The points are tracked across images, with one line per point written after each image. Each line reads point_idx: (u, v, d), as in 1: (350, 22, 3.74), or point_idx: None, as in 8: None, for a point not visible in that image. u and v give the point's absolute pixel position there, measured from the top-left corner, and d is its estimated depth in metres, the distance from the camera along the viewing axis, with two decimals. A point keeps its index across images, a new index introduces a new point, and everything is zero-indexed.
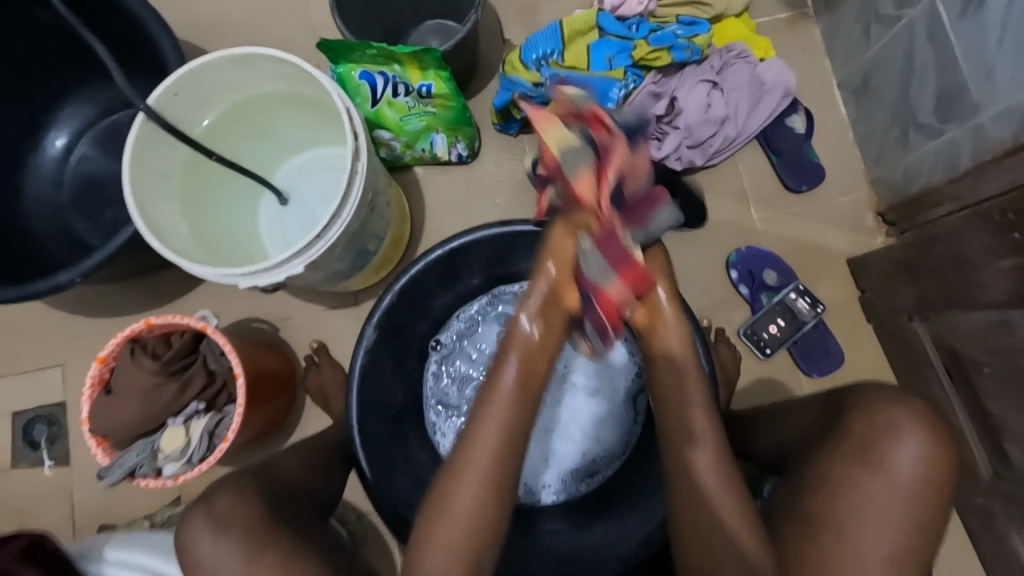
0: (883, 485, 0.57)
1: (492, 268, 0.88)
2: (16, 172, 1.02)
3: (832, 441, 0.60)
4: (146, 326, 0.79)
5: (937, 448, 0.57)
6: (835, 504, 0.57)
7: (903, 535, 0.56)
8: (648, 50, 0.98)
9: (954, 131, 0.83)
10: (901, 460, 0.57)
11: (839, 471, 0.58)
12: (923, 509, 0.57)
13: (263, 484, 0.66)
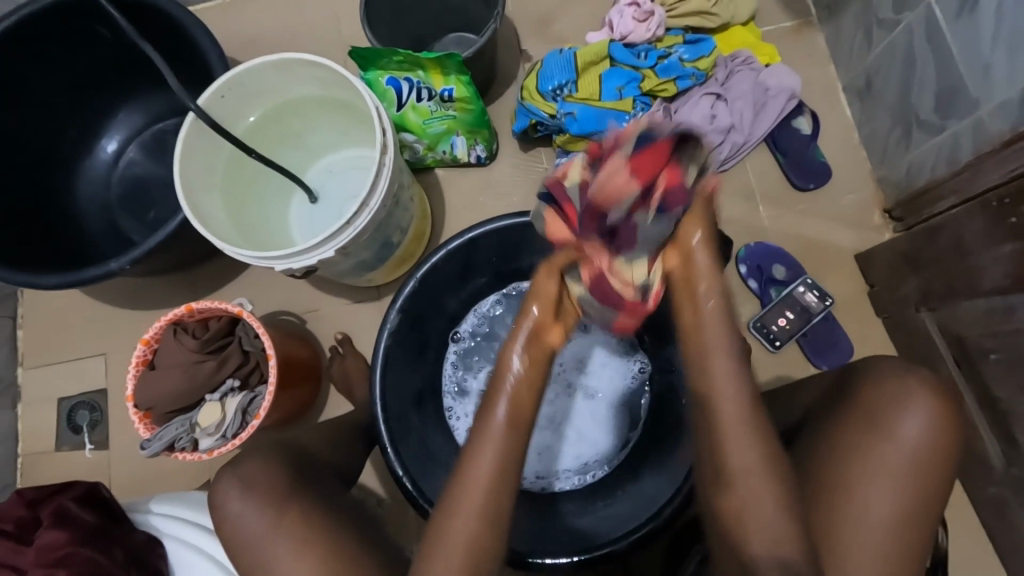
0: (891, 448, 0.59)
1: (501, 267, 0.92)
2: (72, 174, 1.11)
3: (843, 409, 0.63)
4: (188, 310, 0.85)
5: (943, 416, 0.60)
6: (844, 467, 0.60)
7: (909, 498, 0.59)
8: (656, 82, 1.03)
9: (954, 127, 0.86)
10: (908, 426, 0.60)
11: (849, 437, 0.61)
12: (931, 474, 0.59)
13: (292, 450, 0.71)
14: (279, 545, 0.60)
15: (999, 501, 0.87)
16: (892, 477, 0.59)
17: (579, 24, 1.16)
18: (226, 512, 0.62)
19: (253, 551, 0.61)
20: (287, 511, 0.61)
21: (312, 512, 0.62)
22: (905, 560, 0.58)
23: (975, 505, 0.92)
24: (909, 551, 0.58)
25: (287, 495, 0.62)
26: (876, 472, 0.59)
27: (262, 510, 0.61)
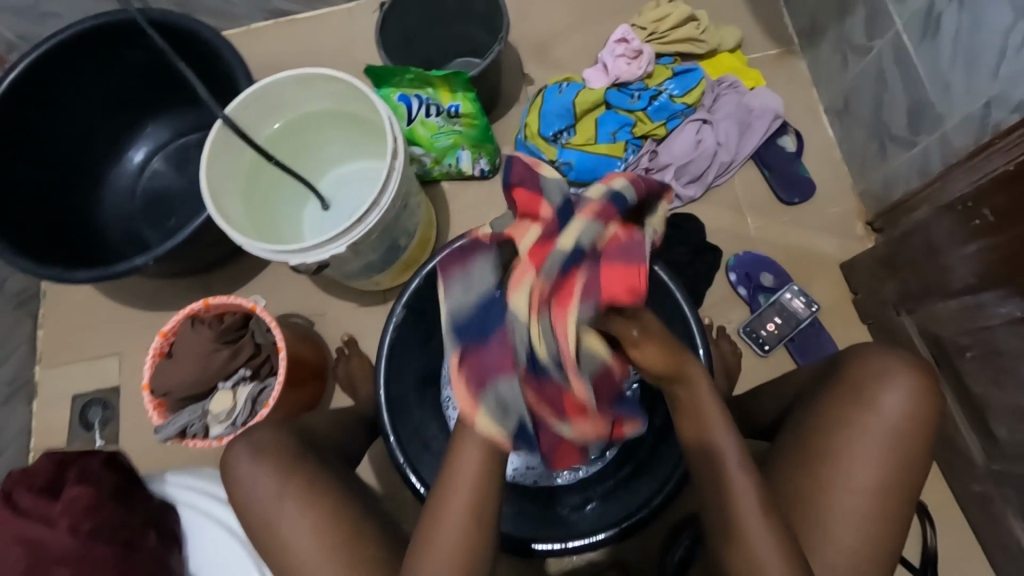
0: (872, 421, 0.64)
1: None
2: (100, 183, 1.18)
3: (831, 386, 0.67)
4: (205, 305, 0.90)
5: (919, 392, 0.64)
6: (829, 439, 0.64)
7: (889, 467, 0.63)
8: (648, 125, 1.11)
9: (924, 140, 0.92)
10: (887, 402, 0.64)
11: (834, 410, 0.65)
12: (910, 447, 0.63)
13: (300, 429, 0.74)
14: (287, 511, 0.64)
15: (984, 498, 0.90)
16: (873, 448, 0.63)
17: (577, 50, 1.25)
18: (238, 477, 0.66)
19: (264, 515, 0.65)
20: (295, 479, 0.65)
21: (319, 482, 0.66)
22: (887, 527, 0.62)
23: (962, 505, 0.95)
24: (890, 518, 0.62)
25: (295, 465, 0.66)
26: (860, 443, 0.63)
27: (269, 477, 0.65)
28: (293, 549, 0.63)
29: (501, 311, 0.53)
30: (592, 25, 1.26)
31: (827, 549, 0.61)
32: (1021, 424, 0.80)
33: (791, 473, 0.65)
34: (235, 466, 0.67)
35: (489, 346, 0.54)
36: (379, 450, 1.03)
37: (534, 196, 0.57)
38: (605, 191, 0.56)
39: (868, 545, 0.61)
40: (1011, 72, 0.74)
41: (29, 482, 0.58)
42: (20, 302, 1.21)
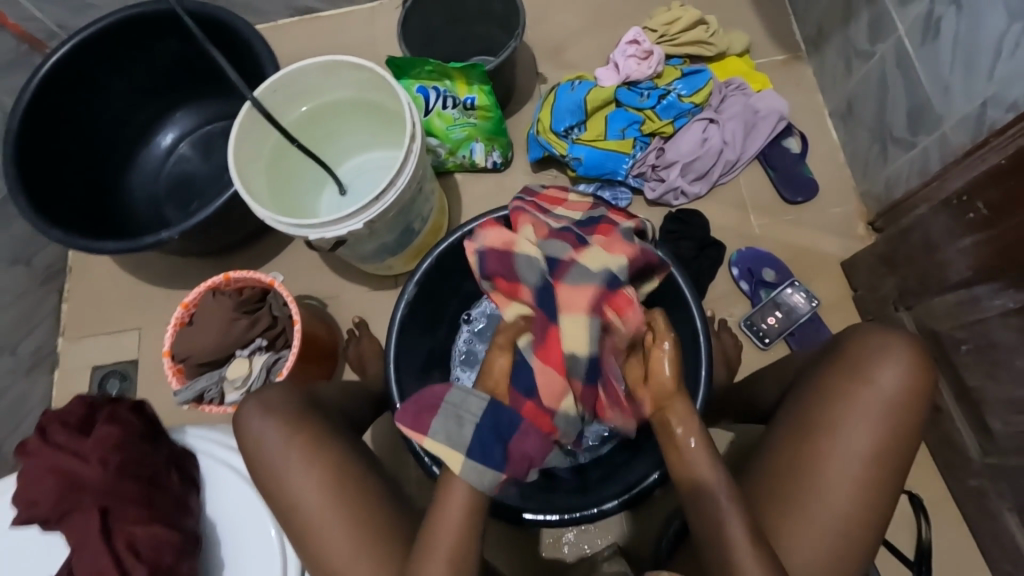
0: (870, 394, 0.66)
1: None
2: (130, 165, 1.24)
3: (831, 362, 0.70)
4: (225, 279, 0.94)
5: (914, 369, 0.66)
6: (827, 410, 0.67)
7: (883, 437, 0.65)
8: (657, 123, 1.14)
9: (924, 141, 0.95)
10: (883, 377, 0.66)
11: (833, 384, 0.68)
12: (905, 421, 0.66)
13: (312, 393, 0.77)
14: (293, 465, 0.66)
15: (980, 492, 0.91)
16: (869, 420, 0.65)
17: (590, 51, 1.29)
18: (248, 432, 0.68)
19: (271, 470, 0.66)
20: (299, 437, 0.67)
21: (328, 438, 0.68)
22: (877, 494, 0.64)
23: (958, 501, 0.96)
24: (881, 487, 0.64)
25: (300, 421, 0.69)
26: (858, 414, 0.66)
27: (278, 432, 0.67)
28: (297, 500, 0.65)
29: (517, 415, 0.61)
30: (605, 28, 1.30)
31: (819, 511, 0.64)
32: (1014, 415, 0.81)
33: (790, 442, 0.68)
34: (245, 422, 0.69)
35: (516, 441, 0.61)
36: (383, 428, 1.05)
37: (515, 282, 0.66)
38: (598, 270, 0.63)
39: (861, 510, 0.64)
40: (1007, 72, 0.77)
41: (63, 417, 0.60)
42: (48, 276, 1.24)
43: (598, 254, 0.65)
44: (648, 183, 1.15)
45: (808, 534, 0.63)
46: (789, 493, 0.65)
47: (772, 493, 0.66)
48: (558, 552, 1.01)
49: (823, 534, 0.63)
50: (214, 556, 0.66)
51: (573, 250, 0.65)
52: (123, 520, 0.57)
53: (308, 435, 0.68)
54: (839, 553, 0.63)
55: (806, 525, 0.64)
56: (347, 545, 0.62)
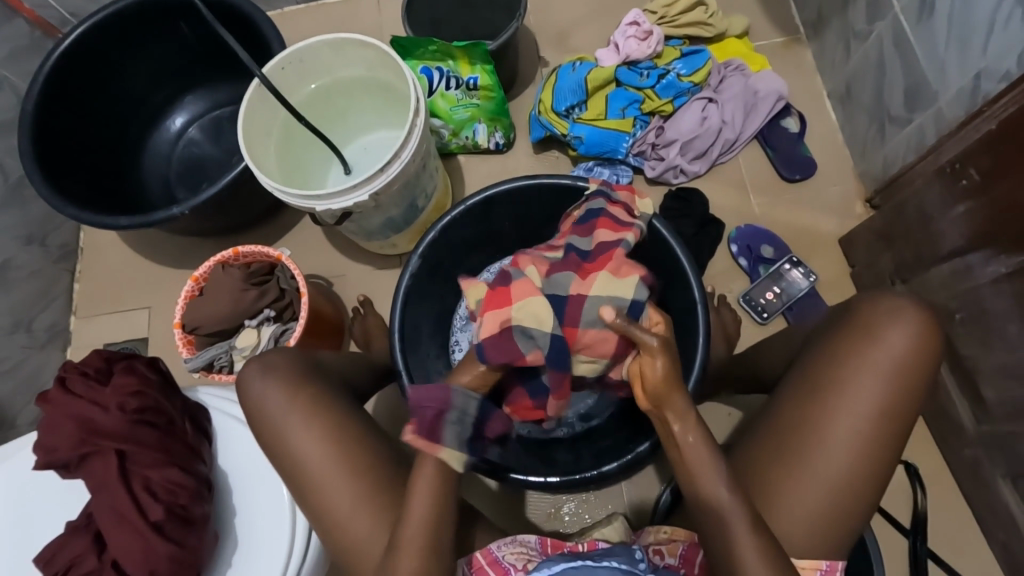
0: (881, 355, 0.67)
1: (521, 228, 1.02)
2: (141, 147, 1.26)
3: (842, 325, 0.71)
4: (234, 253, 0.96)
5: (921, 330, 0.67)
6: (838, 369, 0.67)
7: (890, 395, 0.66)
8: (657, 102, 1.16)
9: (920, 118, 0.96)
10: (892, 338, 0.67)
11: (844, 345, 0.69)
12: (913, 381, 0.66)
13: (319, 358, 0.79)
14: (291, 424, 0.64)
15: (974, 462, 0.92)
16: (878, 379, 0.66)
17: (592, 35, 1.31)
18: (250, 394, 0.66)
19: (269, 427, 0.65)
20: (302, 396, 0.65)
21: (326, 396, 0.67)
22: (878, 450, 0.65)
23: (952, 472, 0.96)
24: (882, 445, 0.65)
25: (301, 383, 0.66)
26: (866, 374, 0.66)
27: (280, 392, 0.65)
28: (298, 459, 0.63)
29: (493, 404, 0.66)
30: (606, 13, 1.32)
31: (821, 464, 0.65)
32: (1008, 382, 0.82)
33: (791, 398, 0.69)
34: (246, 386, 0.66)
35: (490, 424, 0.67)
36: (380, 408, 1.06)
37: (517, 352, 0.65)
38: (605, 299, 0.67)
39: (864, 465, 0.65)
40: (1000, 44, 0.78)
41: (82, 367, 0.66)
42: (61, 255, 1.27)
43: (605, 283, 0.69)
44: (647, 162, 1.17)
45: (809, 488, 0.65)
46: (793, 446, 0.67)
47: (776, 447, 0.67)
48: (557, 526, 1.02)
49: (825, 485, 0.64)
50: (225, 505, 0.68)
51: (581, 285, 0.69)
52: (138, 464, 0.62)
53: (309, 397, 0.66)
54: (838, 505, 0.64)
55: (808, 476, 0.65)
56: (348, 495, 0.61)
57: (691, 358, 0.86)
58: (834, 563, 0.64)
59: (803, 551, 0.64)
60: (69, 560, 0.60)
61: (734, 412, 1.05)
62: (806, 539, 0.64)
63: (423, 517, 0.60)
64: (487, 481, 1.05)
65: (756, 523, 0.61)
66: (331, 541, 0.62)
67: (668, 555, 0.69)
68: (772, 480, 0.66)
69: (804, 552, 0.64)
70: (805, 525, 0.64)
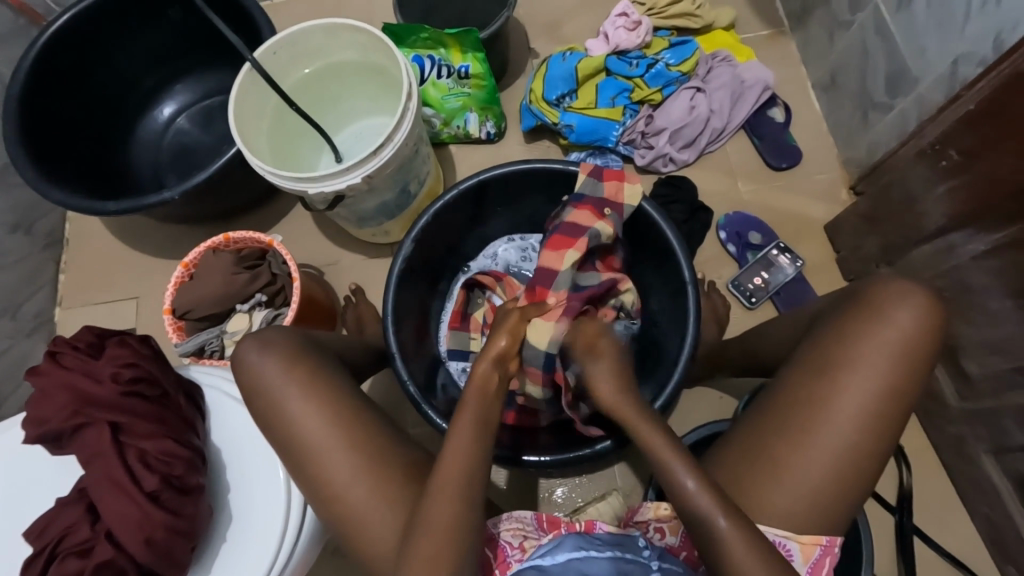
0: (890, 340, 0.59)
1: (512, 212, 1.05)
2: (129, 136, 1.25)
3: (846, 309, 0.63)
4: (225, 239, 0.96)
5: (927, 306, 0.60)
6: (841, 347, 0.60)
7: (896, 373, 0.59)
8: (646, 90, 1.18)
9: (902, 104, 0.99)
10: (897, 313, 0.60)
11: (849, 325, 0.61)
12: (920, 358, 0.59)
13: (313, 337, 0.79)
14: (291, 398, 0.64)
15: (957, 438, 0.94)
16: (884, 357, 0.59)
17: (581, 27, 1.33)
18: (246, 369, 0.66)
19: (265, 400, 0.65)
20: (298, 368, 0.65)
21: (321, 371, 0.66)
22: (886, 426, 0.58)
23: (937, 449, 0.99)
24: None
25: (300, 357, 0.66)
26: (871, 349, 0.59)
27: (275, 365, 0.65)
28: (296, 431, 0.63)
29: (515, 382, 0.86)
30: (595, 4, 1.34)
31: (822, 435, 0.59)
32: (990, 355, 0.85)
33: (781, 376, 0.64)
34: (242, 361, 0.66)
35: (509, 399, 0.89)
36: (375, 393, 1.06)
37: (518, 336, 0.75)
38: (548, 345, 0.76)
39: (870, 442, 0.58)
40: (978, 28, 0.81)
41: (74, 342, 0.66)
42: (46, 246, 1.25)
43: (539, 327, 0.76)
44: (636, 151, 1.19)
45: (808, 463, 0.58)
46: (791, 419, 0.60)
47: (774, 426, 0.61)
48: (552, 510, 1.01)
49: (830, 462, 0.58)
50: (219, 481, 0.68)
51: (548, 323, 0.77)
52: (133, 434, 0.62)
53: (306, 370, 0.66)
54: (837, 478, 0.58)
55: (810, 453, 0.58)
56: (347, 468, 0.61)
57: (682, 338, 0.87)
58: (834, 539, 0.58)
59: (802, 526, 0.58)
60: (62, 531, 0.60)
61: (726, 395, 1.06)
62: (804, 516, 0.58)
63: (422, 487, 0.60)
64: (500, 481, 1.02)
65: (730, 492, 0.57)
66: (329, 513, 0.62)
67: (669, 534, 0.66)
68: (774, 457, 0.59)
69: (804, 527, 0.58)
70: (803, 501, 0.58)
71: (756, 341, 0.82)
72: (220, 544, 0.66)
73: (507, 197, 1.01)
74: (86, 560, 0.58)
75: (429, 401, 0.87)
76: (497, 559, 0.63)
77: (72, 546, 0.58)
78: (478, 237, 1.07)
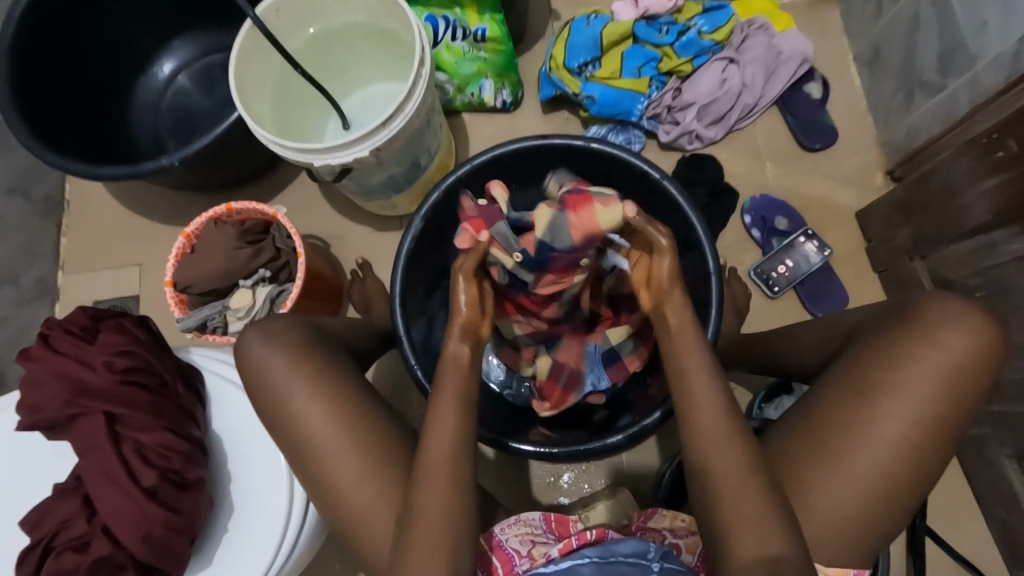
0: (936, 358, 0.55)
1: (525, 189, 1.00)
2: (129, 96, 1.20)
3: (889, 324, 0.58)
4: (227, 209, 0.92)
5: (974, 320, 0.56)
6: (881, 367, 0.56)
7: (938, 397, 0.55)
8: (675, 60, 1.10)
9: (953, 84, 0.91)
10: (935, 323, 0.56)
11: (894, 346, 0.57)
12: (969, 377, 0.55)
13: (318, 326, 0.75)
14: (296, 392, 0.61)
15: (979, 441, 0.91)
16: (924, 374, 0.55)
17: None
18: (250, 360, 0.63)
19: (271, 394, 0.62)
20: (304, 359, 0.62)
21: (327, 362, 0.63)
22: (924, 452, 0.55)
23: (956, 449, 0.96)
24: None
25: (304, 348, 0.63)
26: (915, 373, 0.55)
27: (282, 357, 0.62)
28: (300, 426, 0.60)
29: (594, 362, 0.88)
30: None
31: (857, 462, 0.55)
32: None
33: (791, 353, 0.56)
34: (246, 350, 0.63)
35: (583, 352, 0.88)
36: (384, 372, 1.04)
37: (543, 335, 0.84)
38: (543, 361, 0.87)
39: (903, 467, 0.54)
40: None
41: (67, 325, 0.63)
42: (46, 208, 1.21)
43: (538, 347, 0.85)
44: (660, 126, 1.12)
45: (841, 493, 0.55)
46: (826, 443, 0.56)
47: (805, 449, 0.57)
48: (557, 495, 0.99)
49: (857, 486, 0.55)
50: (219, 471, 0.66)
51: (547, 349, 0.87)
52: (129, 426, 0.60)
53: (312, 362, 0.62)
54: (870, 508, 0.55)
55: (838, 477, 0.55)
56: (352, 467, 0.59)
57: (702, 329, 0.83)
58: (861, 572, 0.56)
59: (830, 559, 0.56)
60: (57, 525, 0.59)
61: (740, 387, 1.01)
62: (831, 543, 0.55)
63: (442, 495, 0.57)
64: (510, 468, 1.01)
65: (760, 515, 0.54)
66: (331, 512, 0.60)
67: (687, 553, 0.62)
68: (802, 482, 0.56)
69: (831, 559, 0.55)
70: (832, 531, 0.55)
71: (781, 341, 0.78)
72: (220, 536, 0.65)
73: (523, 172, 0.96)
74: (82, 556, 0.57)
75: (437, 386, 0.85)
76: (504, 568, 0.61)
77: (68, 541, 0.58)
78: None
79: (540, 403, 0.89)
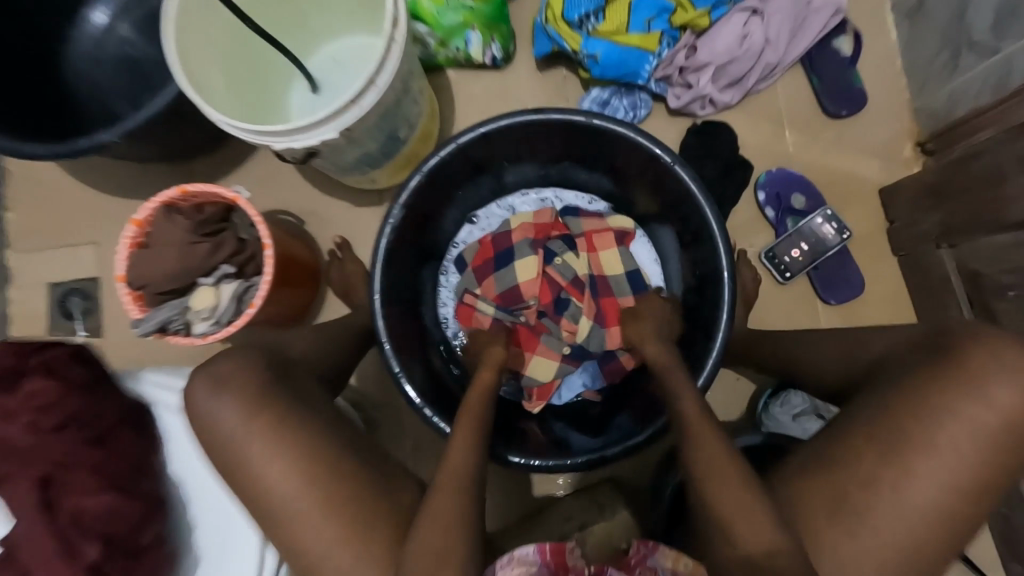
0: (983, 409, 0.49)
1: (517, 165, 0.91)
2: (62, 48, 1.04)
3: (931, 365, 0.52)
4: (182, 191, 0.81)
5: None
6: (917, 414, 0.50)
7: (980, 448, 0.49)
8: (690, 12, 0.96)
9: (1010, 48, 0.80)
10: (985, 367, 0.50)
11: (933, 392, 0.51)
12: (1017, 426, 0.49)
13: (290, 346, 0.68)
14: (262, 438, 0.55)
15: None
16: (965, 421, 0.49)
17: None
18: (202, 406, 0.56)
19: (238, 441, 0.55)
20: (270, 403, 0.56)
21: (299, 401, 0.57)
22: (959, 504, 0.50)
23: None
24: None
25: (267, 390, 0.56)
26: (955, 423, 0.49)
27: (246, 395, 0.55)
28: (269, 473, 0.54)
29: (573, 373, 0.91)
30: None
31: (883, 515, 0.50)
32: None
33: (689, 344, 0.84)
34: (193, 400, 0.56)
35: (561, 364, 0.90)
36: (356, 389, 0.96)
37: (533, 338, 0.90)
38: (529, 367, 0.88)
39: (936, 522, 0.50)
40: None
41: None
42: None
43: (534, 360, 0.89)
44: (669, 89, 0.99)
45: (864, 549, 0.50)
46: (850, 496, 0.51)
47: (827, 499, 0.52)
48: (552, 488, 0.95)
49: (884, 541, 0.50)
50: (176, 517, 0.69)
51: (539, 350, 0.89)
52: (68, 491, 0.60)
53: (277, 407, 0.56)
54: (895, 564, 0.50)
55: (862, 531, 0.50)
56: (329, 518, 0.54)
57: (710, 331, 0.77)
58: None
59: None
60: None
61: (744, 377, 0.94)
62: None
63: (429, 549, 0.52)
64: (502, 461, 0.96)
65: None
66: (307, 564, 0.55)
67: None
68: (823, 537, 0.51)
69: None
70: None
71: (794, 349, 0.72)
72: None
73: (517, 144, 0.85)
74: None
75: (425, 392, 0.80)
76: None
77: None
78: (479, 187, 0.93)
79: (529, 401, 0.89)
